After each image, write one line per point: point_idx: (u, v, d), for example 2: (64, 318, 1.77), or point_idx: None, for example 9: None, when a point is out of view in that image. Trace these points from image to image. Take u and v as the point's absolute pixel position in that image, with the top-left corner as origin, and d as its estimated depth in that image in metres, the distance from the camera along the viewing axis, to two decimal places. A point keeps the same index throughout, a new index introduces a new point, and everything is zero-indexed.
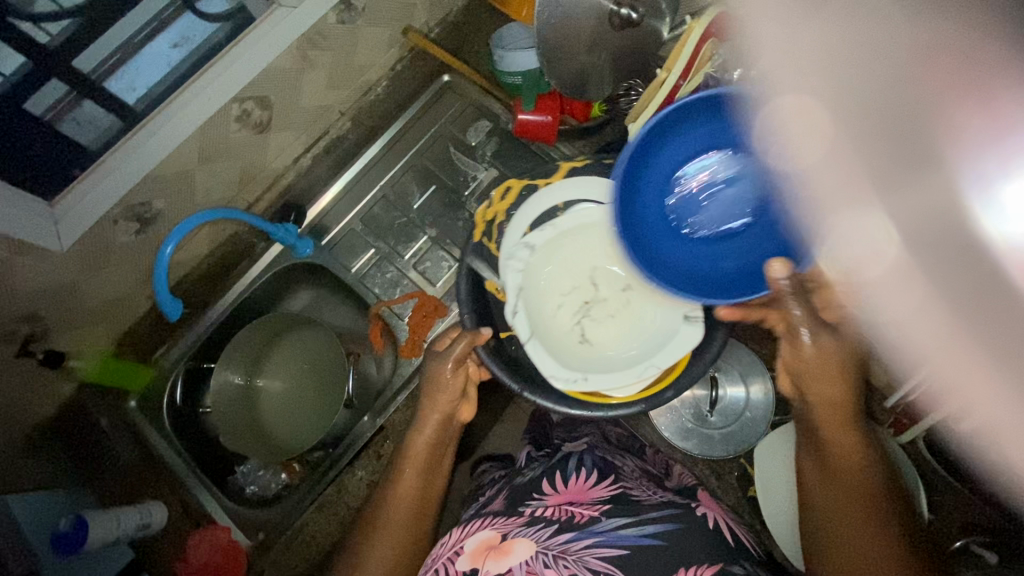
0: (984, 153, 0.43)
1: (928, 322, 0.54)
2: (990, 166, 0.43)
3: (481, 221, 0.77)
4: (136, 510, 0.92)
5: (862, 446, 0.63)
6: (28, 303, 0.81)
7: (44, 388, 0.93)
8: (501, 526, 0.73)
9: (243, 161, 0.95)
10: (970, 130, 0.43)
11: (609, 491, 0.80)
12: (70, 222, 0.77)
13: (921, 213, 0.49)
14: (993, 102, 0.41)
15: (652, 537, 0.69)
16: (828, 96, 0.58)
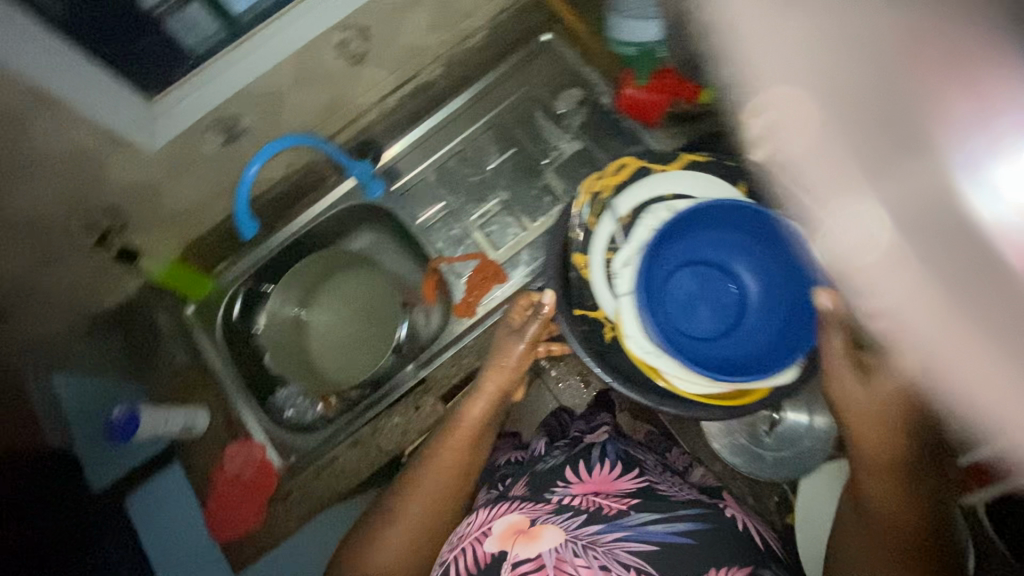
0: (976, 134, 0.31)
1: (918, 323, 0.35)
2: (976, 145, 0.30)
3: (587, 192, 0.86)
4: (183, 412, 0.96)
5: (908, 494, 0.70)
6: (112, 196, 0.83)
7: (112, 279, 0.97)
8: (529, 511, 0.75)
9: (332, 90, 0.93)
10: (963, 122, 0.31)
11: (635, 483, 0.79)
12: (169, 122, 0.79)
13: (913, 206, 0.32)
14: (978, 93, 0.30)
15: (679, 535, 0.70)
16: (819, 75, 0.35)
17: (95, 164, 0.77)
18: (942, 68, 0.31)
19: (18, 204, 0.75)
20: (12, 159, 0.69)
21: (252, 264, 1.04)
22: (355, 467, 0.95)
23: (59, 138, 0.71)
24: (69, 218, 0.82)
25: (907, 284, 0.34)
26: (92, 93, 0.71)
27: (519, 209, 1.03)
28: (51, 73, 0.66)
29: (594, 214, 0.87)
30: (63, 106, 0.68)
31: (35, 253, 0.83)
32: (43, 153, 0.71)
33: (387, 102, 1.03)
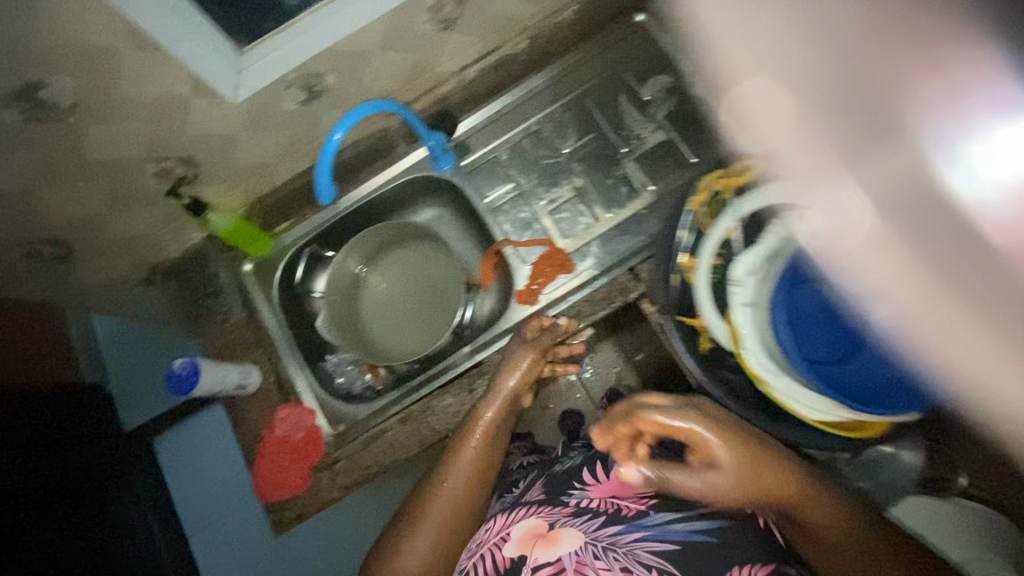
0: (955, 119, 0.57)
1: None
2: (954, 131, 0.58)
3: (706, 187, 0.79)
4: (239, 368, 0.95)
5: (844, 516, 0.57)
6: (189, 146, 0.80)
7: (176, 229, 0.96)
8: (547, 514, 0.69)
9: (417, 55, 0.89)
10: (942, 96, 0.59)
11: (657, 483, 0.70)
12: (253, 75, 0.76)
13: None
14: (950, 69, 0.56)
15: (700, 532, 0.61)
16: None
17: (177, 112, 0.74)
18: (912, 49, 0.63)
19: (97, 145, 0.72)
20: (99, 99, 0.67)
21: (314, 228, 1.03)
22: (404, 444, 0.93)
23: (148, 82, 0.68)
24: (144, 164, 0.79)
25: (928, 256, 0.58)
26: (186, 37, 0.67)
27: (594, 198, 0.98)
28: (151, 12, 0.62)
29: (710, 214, 0.80)
30: (159, 49, 0.65)
31: (107, 197, 0.81)
32: (131, 96, 0.68)
33: (466, 73, 1.00)
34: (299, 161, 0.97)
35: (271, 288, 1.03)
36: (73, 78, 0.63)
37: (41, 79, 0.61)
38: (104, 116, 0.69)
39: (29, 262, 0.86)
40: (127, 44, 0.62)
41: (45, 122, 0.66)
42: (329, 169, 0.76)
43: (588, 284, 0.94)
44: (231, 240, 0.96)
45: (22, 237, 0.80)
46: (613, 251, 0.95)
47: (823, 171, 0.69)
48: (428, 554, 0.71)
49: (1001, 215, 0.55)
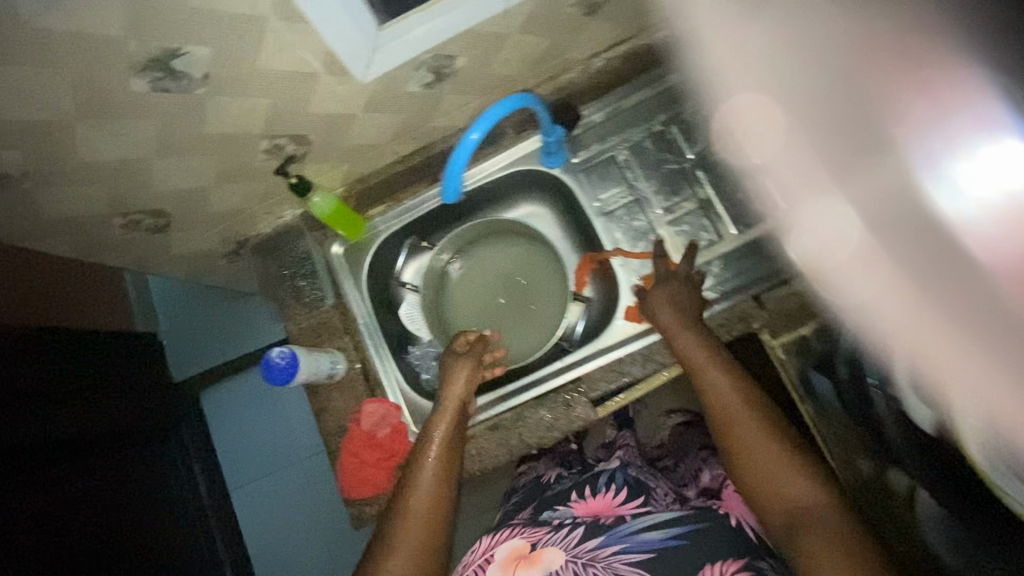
0: (937, 125, 0.40)
1: (890, 299, 0.52)
2: (937, 144, 0.41)
3: None
4: (328, 354, 0.91)
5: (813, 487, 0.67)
6: (306, 124, 0.74)
7: (272, 206, 0.91)
8: (531, 535, 0.77)
9: (551, 41, 0.81)
10: (910, 105, 0.42)
11: (632, 506, 0.80)
12: (388, 53, 0.68)
13: (883, 195, 0.47)
14: (925, 77, 0.40)
15: (673, 539, 0.70)
16: (779, 98, 0.65)
17: (305, 88, 0.67)
18: (902, 64, 0.42)
19: (217, 119, 0.66)
20: (230, 73, 0.60)
21: (410, 217, 0.99)
22: (492, 453, 0.89)
23: (284, 56, 0.61)
24: (257, 139, 0.73)
25: (877, 278, 0.54)
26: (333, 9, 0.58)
27: (719, 213, 0.90)
28: None
29: None
30: (304, 22, 0.58)
31: (214, 172, 0.76)
32: (263, 70, 0.62)
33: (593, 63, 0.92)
34: (405, 143, 0.90)
35: (361, 273, 0.99)
36: (212, 49, 0.56)
37: (180, 48, 0.54)
38: (232, 91, 0.63)
39: (126, 233, 0.80)
40: (275, 16, 0.55)
41: (174, 93, 0.59)
42: (461, 174, 0.71)
43: (705, 307, 0.87)
44: (327, 222, 0.92)
45: (125, 207, 0.75)
46: (736, 273, 0.88)
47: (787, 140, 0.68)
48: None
49: (985, 235, 0.40)
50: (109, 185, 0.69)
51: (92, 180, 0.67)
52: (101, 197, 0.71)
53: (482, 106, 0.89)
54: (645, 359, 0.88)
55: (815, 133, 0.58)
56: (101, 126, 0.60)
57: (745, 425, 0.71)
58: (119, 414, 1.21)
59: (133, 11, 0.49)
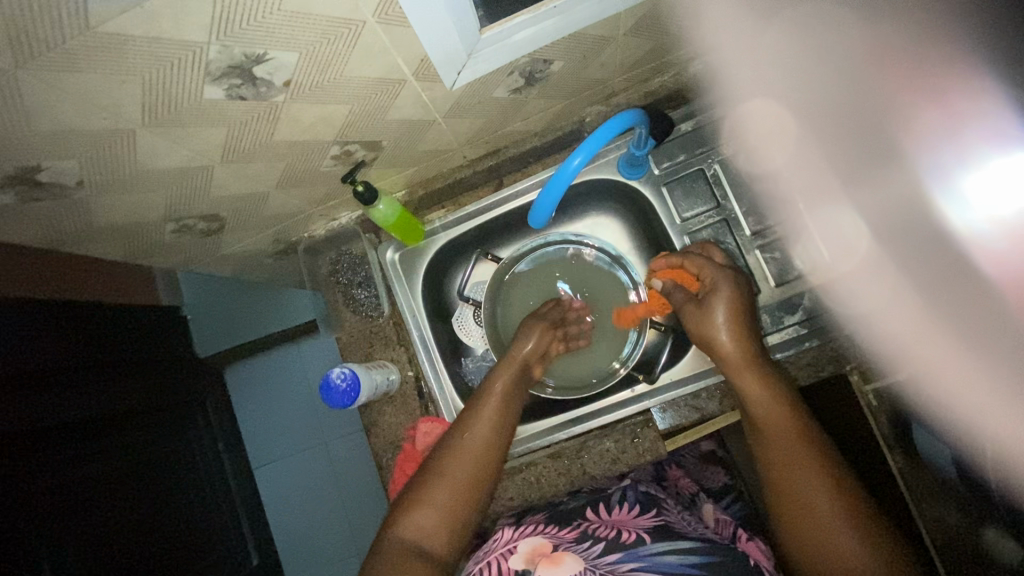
0: (953, 144, 0.54)
1: (897, 308, 0.71)
2: (953, 159, 0.54)
3: None
4: (381, 367, 0.86)
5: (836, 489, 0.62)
6: (382, 129, 0.66)
7: (329, 208, 0.84)
8: (553, 536, 0.70)
9: (654, 44, 0.72)
10: (941, 127, 0.55)
11: (654, 518, 0.72)
12: (483, 58, 0.59)
13: (893, 202, 0.65)
14: (952, 104, 0.53)
15: (692, 565, 0.62)
16: (794, 104, 0.76)
17: (389, 94, 0.59)
18: (913, 71, 0.57)
19: (290, 125, 0.58)
20: (314, 79, 0.52)
21: (472, 223, 0.92)
22: (553, 480, 0.85)
23: (375, 61, 0.53)
24: (328, 145, 0.65)
25: (873, 283, 0.74)
26: (436, 9, 0.50)
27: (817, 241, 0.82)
28: None
29: None
30: (404, 25, 0.50)
31: (279, 178, 0.69)
32: (349, 76, 0.54)
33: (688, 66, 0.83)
34: (477, 147, 0.82)
35: (417, 281, 0.92)
36: (300, 53, 0.48)
37: (264, 53, 0.47)
38: (313, 97, 0.55)
39: (178, 236, 0.74)
40: (375, 18, 0.47)
41: (250, 99, 0.52)
42: (554, 199, 0.69)
43: (794, 344, 0.81)
44: (387, 228, 0.85)
45: (180, 212, 0.68)
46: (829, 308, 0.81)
47: (794, 151, 0.79)
48: (430, 530, 0.64)
49: (996, 245, 0.53)
50: (168, 192, 0.63)
51: (150, 187, 0.60)
52: (157, 203, 0.64)
53: (565, 109, 0.80)
54: (724, 395, 0.82)
55: (819, 138, 0.75)
56: (167, 134, 0.52)
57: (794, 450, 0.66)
58: (123, 394, 1.07)
59: (221, 14, 0.41)
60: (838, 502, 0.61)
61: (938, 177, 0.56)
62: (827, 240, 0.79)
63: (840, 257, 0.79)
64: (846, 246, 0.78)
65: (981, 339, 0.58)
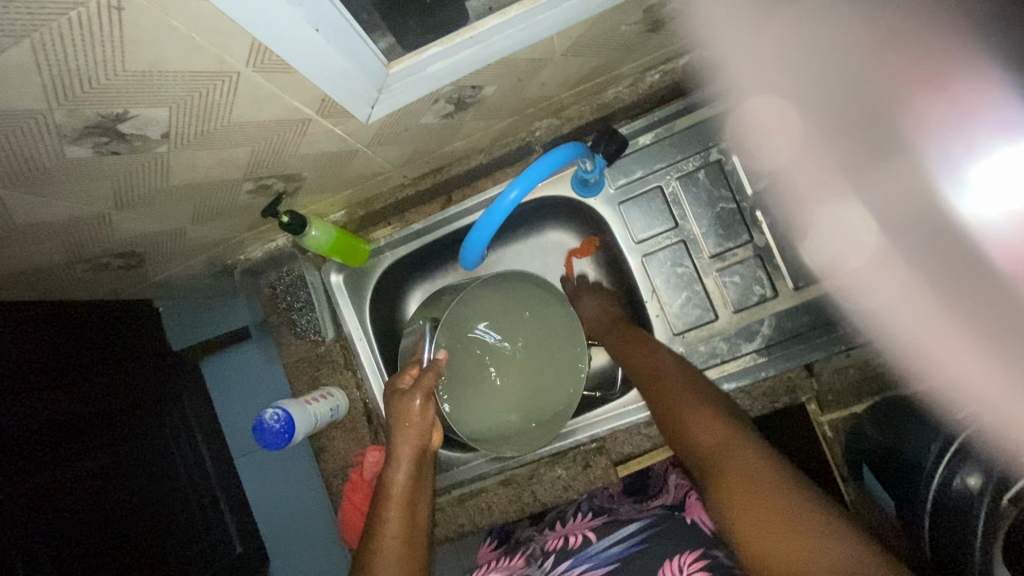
0: (960, 139, 0.59)
1: (904, 307, 0.71)
2: (964, 150, 0.59)
3: None
4: (322, 397, 0.83)
5: (692, 398, 0.63)
6: (298, 163, 0.61)
7: (261, 232, 0.79)
8: (505, 570, 0.68)
9: (602, 60, 0.65)
10: (946, 122, 0.60)
11: (601, 517, 0.72)
12: (396, 94, 0.53)
13: (895, 199, 0.69)
14: (955, 91, 0.58)
15: (636, 545, 0.61)
16: (795, 94, 0.73)
17: (295, 134, 0.54)
18: (917, 70, 0.61)
19: (185, 170, 0.53)
20: (197, 128, 0.47)
21: (419, 242, 0.87)
22: (504, 508, 0.84)
23: (264, 107, 0.47)
24: (240, 182, 0.60)
25: (886, 280, 0.72)
26: (324, 54, 0.44)
27: (778, 266, 0.79)
28: (291, 20, 0.39)
29: None
30: (288, 70, 0.43)
31: (192, 214, 0.63)
32: (237, 121, 0.48)
33: (646, 75, 0.76)
34: (417, 167, 0.76)
35: (363, 304, 0.88)
36: (169, 109, 0.43)
37: (126, 112, 0.41)
38: (199, 145, 0.49)
39: (97, 271, 0.70)
40: (249, 68, 0.41)
41: (126, 154, 0.46)
42: (491, 231, 0.61)
43: (750, 373, 0.78)
44: (323, 252, 0.80)
45: (90, 253, 0.64)
46: (788, 335, 0.78)
47: (800, 151, 0.76)
48: None
49: (1006, 236, 0.59)
50: (65, 238, 0.58)
51: (42, 238, 0.56)
52: (56, 248, 0.59)
53: (509, 126, 0.74)
54: None
55: (827, 134, 0.73)
56: (38, 192, 0.47)
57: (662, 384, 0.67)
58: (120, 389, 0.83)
59: (53, 82, 0.36)
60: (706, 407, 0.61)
61: (948, 172, 0.62)
62: (834, 238, 0.75)
63: (850, 252, 0.74)
64: (855, 242, 0.74)
65: (1001, 328, 0.62)
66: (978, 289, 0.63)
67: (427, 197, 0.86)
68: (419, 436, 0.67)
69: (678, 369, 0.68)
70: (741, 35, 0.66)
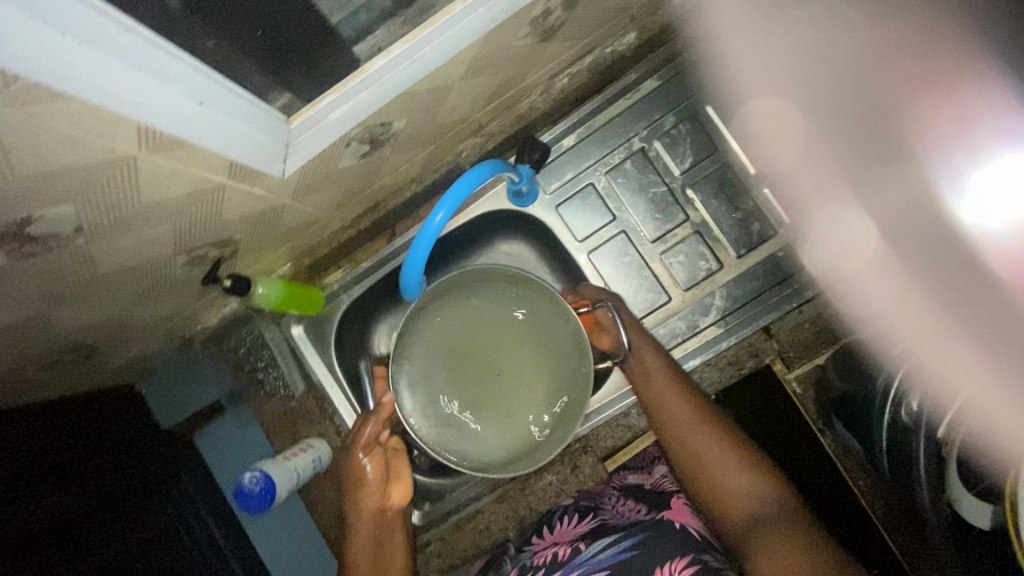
0: (965, 147, 0.57)
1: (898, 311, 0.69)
2: (964, 157, 0.57)
3: None
4: (304, 449, 0.84)
5: (728, 449, 0.67)
6: (226, 228, 0.62)
7: (211, 300, 0.79)
8: None
9: (505, 76, 0.67)
10: (952, 126, 0.59)
11: (591, 522, 0.71)
12: (305, 147, 0.54)
13: (895, 204, 0.69)
14: (964, 100, 0.56)
15: (626, 550, 0.62)
16: (799, 98, 0.78)
17: (213, 202, 0.55)
18: (911, 69, 0.63)
19: (112, 257, 0.54)
20: (109, 216, 0.47)
21: (373, 279, 0.88)
22: (502, 524, 0.85)
23: (172, 184, 0.48)
24: (173, 257, 0.61)
25: (882, 285, 0.72)
26: (215, 124, 0.45)
27: (717, 239, 0.82)
28: (168, 99, 0.39)
29: None
30: (185, 145, 0.44)
31: (132, 297, 0.64)
32: (149, 202, 0.49)
33: (556, 81, 0.78)
34: (351, 209, 0.78)
35: (329, 350, 0.88)
36: (75, 203, 0.43)
37: (32, 215, 0.42)
38: (116, 231, 0.50)
39: (47, 373, 0.67)
40: (145, 150, 0.42)
41: (45, 254, 0.47)
42: (424, 257, 0.61)
43: (712, 346, 0.80)
44: (279, 309, 0.81)
45: (37, 355, 0.63)
46: (739, 304, 0.80)
47: (801, 151, 0.80)
48: None
49: (1006, 243, 0.54)
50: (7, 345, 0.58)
51: None
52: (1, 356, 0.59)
53: (433, 152, 0.76)
54: None
55: (841, 140, 0.75)
56: None
57: (689, 417, 0.69)
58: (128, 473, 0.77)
59: None
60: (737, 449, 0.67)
61: (952, 179, 0.59)
62: (834, 240, 0.78)
63: (846, 254, 0.77)
64: (855, 244, 0.76)
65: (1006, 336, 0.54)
66: (981, 305, 0.56)
67: (372, 234, 0.87)
68: (374, 486, 0.74)
69: (708, 408, 0.70)
70: (744, 9, 0.73)
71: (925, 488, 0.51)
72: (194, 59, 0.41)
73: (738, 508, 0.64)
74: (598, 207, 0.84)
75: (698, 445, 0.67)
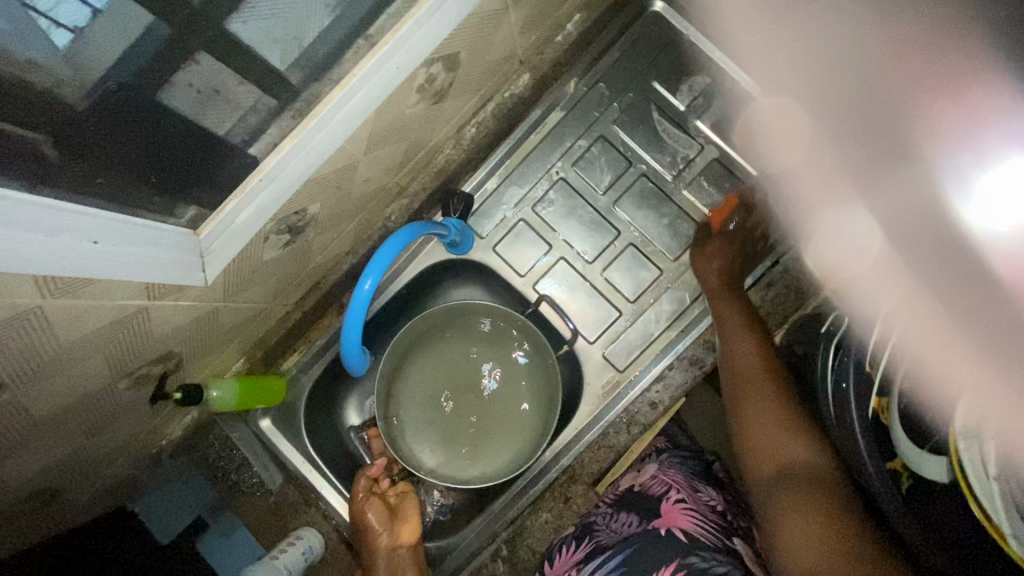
0: (971, 142, 0.53)
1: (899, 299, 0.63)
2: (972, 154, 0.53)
3: None
4: (295, 543, 0.82)
5: (783, 407, 0.72)
6: (162, 344, 0.62)
7: (169, 412, 0.78)
8: None
9: (410, 140, 0.71)
10: (960, 122, 0.54)
11: (586, 547, 0.68)
12: (221, 254, 0.56)
13: (904, 212, 0.67)
14: (971, 95, 0.51)
15: (616, 568, 0.61)
16: (801, 100, 0.81)
17: (138, 325, 0.55)
18: (919, 73, 0.58)
19: (43, 402, 0.53)
20: (32, 364, 0.47)
21: (329, 356, 0.88)
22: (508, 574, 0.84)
23: (88, 320, 0.48)
24: (114, 385, 0.60)
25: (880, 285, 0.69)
26: (115, 256, 0.46)
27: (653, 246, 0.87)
28: (54, 248, 0.40)
29: None
30: (87, 283, 0.44)
31: (82, 432, 0.62)
32: (69, 341, 0.49)
33: (464, 132, 0.84)
34: (293, 292, 0.79)
35: (300, 436, 0.88)
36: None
37: None
38: (41, 377, 0.50)
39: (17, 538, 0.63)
40: (47, 297, 0.42)
41: None
42: (362, 315, 0.62)
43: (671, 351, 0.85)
44: (242, 407, 0.81)
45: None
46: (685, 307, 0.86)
47: (814, 148, 0.83)
48: None
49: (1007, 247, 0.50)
50: None
51: None
52: None
53: (361, 223, 0.78)
54: (629, 424, 0.84)
55: (843, 140, 0.77)
56: None
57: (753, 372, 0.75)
58: None
59: None
60: (790, 415, 0.71)
61: (957, 181, 0.57)
62: (839, 242, 0.80)
63: (852, 258, 0.78)
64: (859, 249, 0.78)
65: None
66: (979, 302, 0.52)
67: (321, 312, 0.88)
68: (379, 528, 0.78)
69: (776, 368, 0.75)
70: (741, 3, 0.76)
71: (864, 451, 0.60)
72: (76, 200, 0.43)
73: (778, 467, 0.69)
74: (534, 239, 0.87)
75: (755, 403, 0.73)
